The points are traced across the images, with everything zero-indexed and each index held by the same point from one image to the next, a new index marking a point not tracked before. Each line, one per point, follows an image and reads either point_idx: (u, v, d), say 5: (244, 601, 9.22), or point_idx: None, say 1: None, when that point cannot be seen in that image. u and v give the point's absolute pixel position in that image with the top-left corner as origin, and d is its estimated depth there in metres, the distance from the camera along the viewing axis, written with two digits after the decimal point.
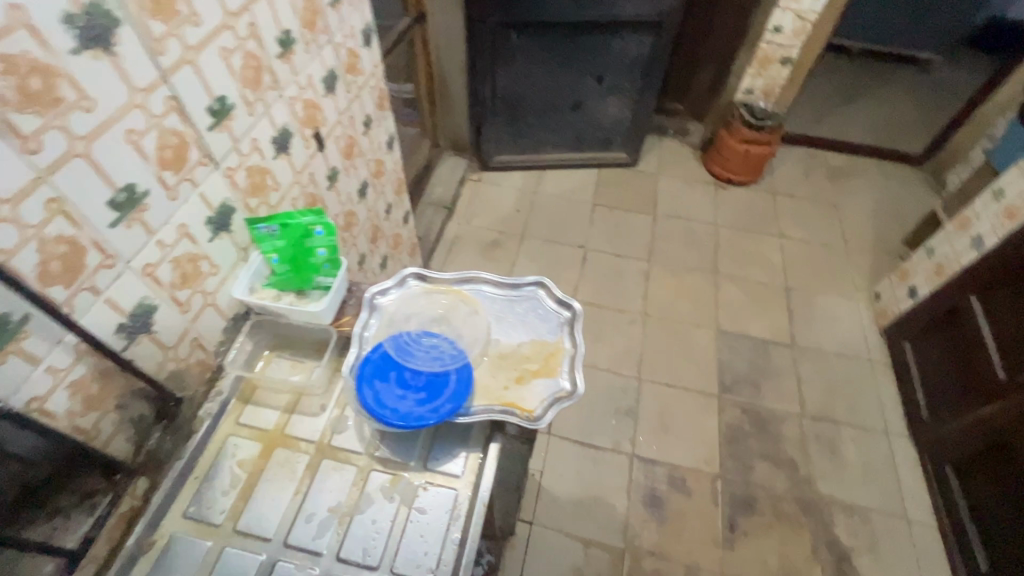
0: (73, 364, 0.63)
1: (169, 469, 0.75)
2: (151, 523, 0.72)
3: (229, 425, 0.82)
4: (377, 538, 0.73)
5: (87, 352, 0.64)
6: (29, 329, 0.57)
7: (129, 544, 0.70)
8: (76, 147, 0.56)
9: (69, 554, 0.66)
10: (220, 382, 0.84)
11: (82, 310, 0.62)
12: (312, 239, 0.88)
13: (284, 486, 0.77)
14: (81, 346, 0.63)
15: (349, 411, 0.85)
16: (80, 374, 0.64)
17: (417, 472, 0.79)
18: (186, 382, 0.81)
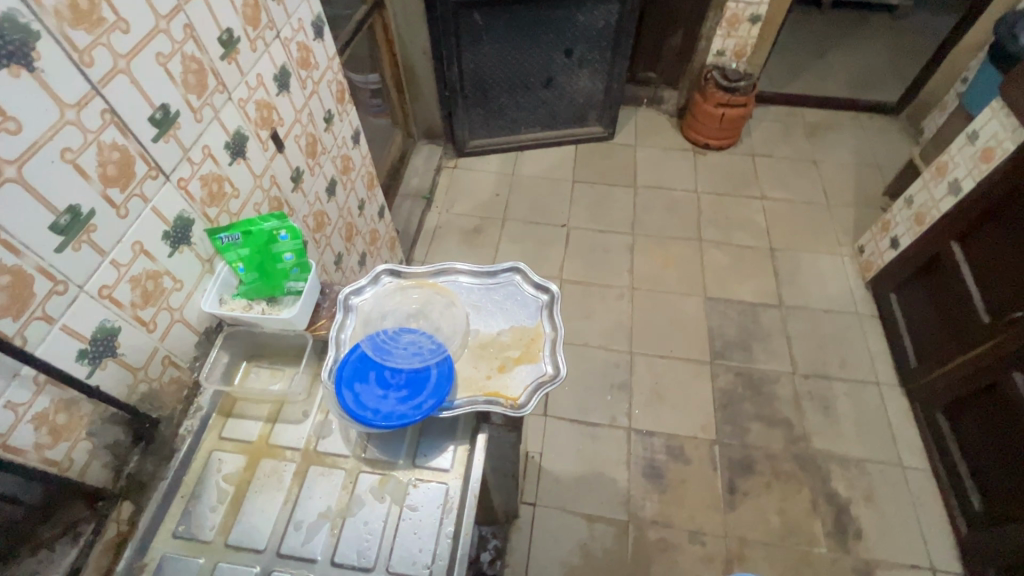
0: (35, 396, 0.61)
1: (153, 490, 0.74)
2: (140, 546, 0.71)
3: (212, 440, 0.81)
4: (370, 539, 0.73)
5: (48, 382, 0.62)
6: None
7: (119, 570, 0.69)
8: (5, 172, 0.54)
9: None
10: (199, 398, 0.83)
11: (36, 340, 0.60)
12: (277, 245, 0.85)
13: (272, 496, 0.76)
14: (41, 376, 0.61)
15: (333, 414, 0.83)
16: (44, 404, 0.62)
17: (407, 470, 0.78)
18: (162, 402, 0.80)
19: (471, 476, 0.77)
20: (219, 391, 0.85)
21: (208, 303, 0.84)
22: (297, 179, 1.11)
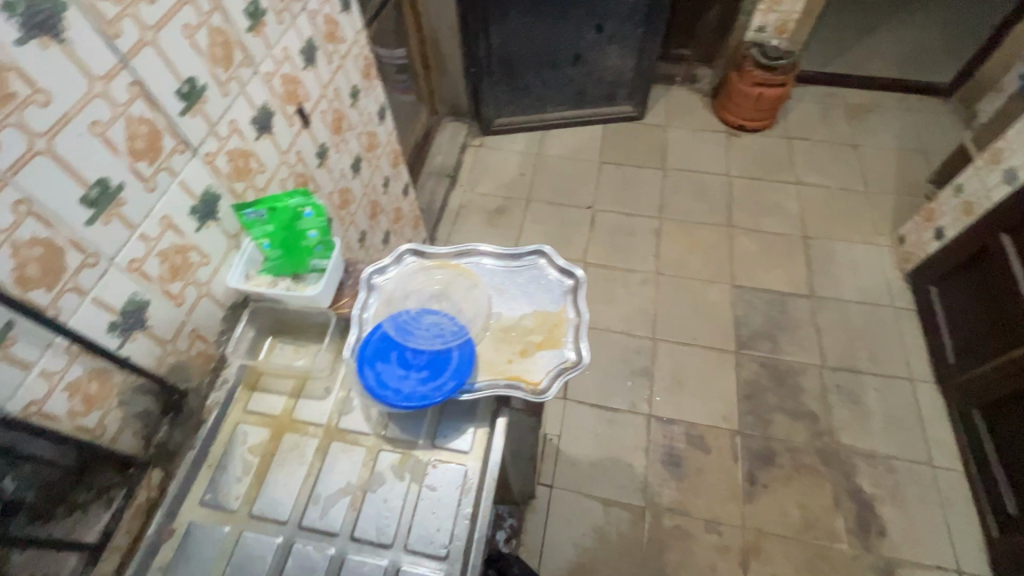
0: (68, 365, 0.63)
1: (182, 460, 0.77)
2: (168, 513, 0.73)
3: (237, 412, 0.82)
4: (389, 516, 0.74)
5: (81, 351, 0.64)
6: (15, 334, 0.56)
7: (150, 534, 0.72)
8: (37, 144, 0.54)
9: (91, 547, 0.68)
10: (225, 371, 0.85)
11: (69, 311, 0.61)
12: (301, 222, 0.86)
13: (295, 469, 0.77)
14: (74, 346, 0.63)
15: (355, 391, 0.84)
16: (77, 373, 0.64)
17: (426, 450, 0.79)
18: (190, 373, 0.82)
19: (491, 459, 0.77)
20: (244, 365, 0.86)
21: (233, 278, 0.85)
22: (322, 156, 1.10)
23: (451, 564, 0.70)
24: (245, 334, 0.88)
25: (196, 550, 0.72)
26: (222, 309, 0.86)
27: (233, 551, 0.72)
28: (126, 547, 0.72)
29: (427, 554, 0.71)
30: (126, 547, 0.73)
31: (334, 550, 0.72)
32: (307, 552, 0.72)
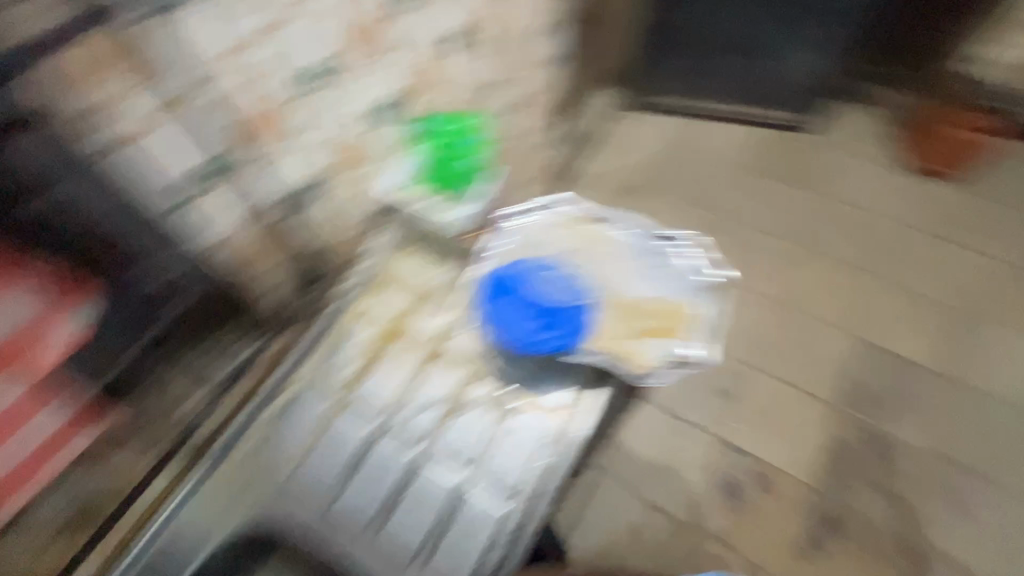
0: (254, 212, 0.78)
1: (308, 332, 0.84)
2: (286, 373, 0.81)
3: (359, 304, 0.86)
4: (468, 442, 0.77)
5: (265, 203, 0.78)
6: (230, 176, 0.73)
7: (270, 382, 0.81)
8: (277, 16, 0.65)
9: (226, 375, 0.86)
10: (359, 265, 0.89)
11: (269, 171, 0.76)
12: (460, 144, 0.90)
13: (397, 370, 0.83)
14: (263, 197, 0.78)
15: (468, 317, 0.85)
16: (259, 220, 0.80)
17: (517, 394, 0.80)
18: (331, 256, 0.91)
19: (576, 424, 0.77)
20: (380, 264, 0.89)
21: (381, 187, 0.90)
22: (504, 87, 1.07)
23: (513, 507, 0.72)
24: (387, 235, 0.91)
25: (298, 412, 0.80)
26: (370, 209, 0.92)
27: (326, 426, 0.79)
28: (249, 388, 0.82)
29: (492, 490, 0.73)
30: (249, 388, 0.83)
31: (411, 453, 0.77)
32: (387, 447, 0.77)
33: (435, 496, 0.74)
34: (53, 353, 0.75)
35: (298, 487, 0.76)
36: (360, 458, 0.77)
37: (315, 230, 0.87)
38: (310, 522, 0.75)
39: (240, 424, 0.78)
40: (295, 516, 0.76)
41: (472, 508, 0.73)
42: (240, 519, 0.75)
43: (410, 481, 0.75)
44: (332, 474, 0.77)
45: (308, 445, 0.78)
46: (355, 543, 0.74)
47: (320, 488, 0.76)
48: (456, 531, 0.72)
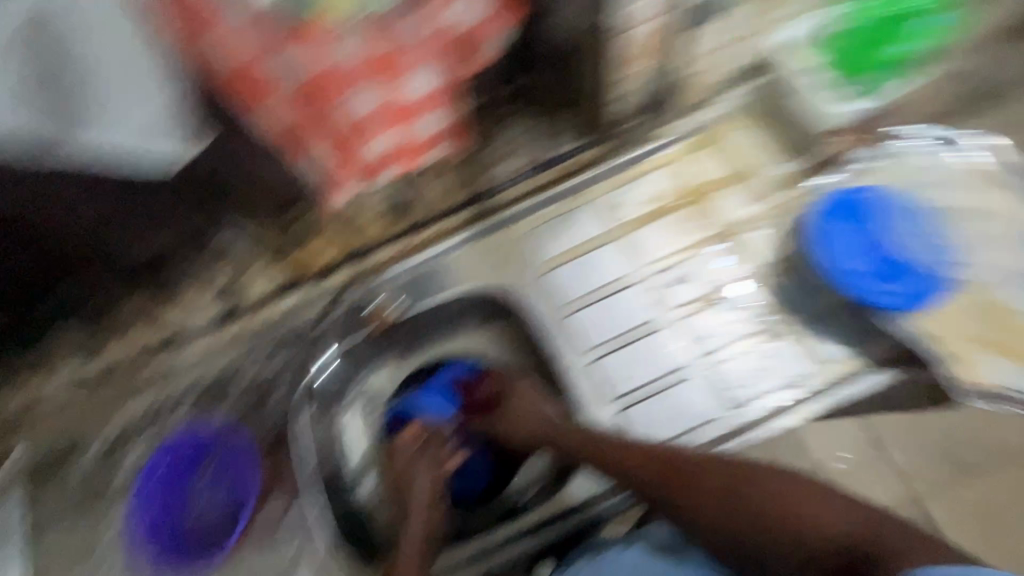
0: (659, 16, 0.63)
1: (619, 155, 0.82)
2: (582, 183, 0.81)
3: (676, 153, 0.82)
4: (717, 337, 0.76)
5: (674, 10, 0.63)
6: None
7: (566, 184, 0.81)
8: None
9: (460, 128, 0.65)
10: (696, 115, 0.82)
11: None
12: (901, 28, 0.76)
13: (680, 235, 0.80)
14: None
15: (786, 223, 0.79)
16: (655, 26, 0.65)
17: (791, 324, 0.76)
18: (681, 94, 0.78)
19: (838, 389, 0.73)
20: (720, 119, 0.82)
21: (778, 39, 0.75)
22: None
23: (734, 415, 0.72)
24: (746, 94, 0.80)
25: (576, 223, 0.80)
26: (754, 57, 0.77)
27: (594, 247, 0.80)
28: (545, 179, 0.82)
29: (723, 391, 0.73)
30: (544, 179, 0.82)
31: (656, 316, 0.77)
32: (637, 296, 0.78)
33: (666, 362, 0.75)
34: (442, 103, 0.65)
35: (550, 285, 0.79)
36: (616, 291, 0.78)
37: (696, 62, 0.73)
38: (541, 319, 0.78)
39: (526, 207, 0.81)
40: (533, 308, 0.79)
41: (696, 392, 0.74)
42: (492, 285, 0.80)
43: (650, 336, 0.77)
44: (586, 291, 0.79)
45: (571, 258, 0.80)
46: (572, 358, 0.77)
47: (569, 296, 0.79)
48: (670, 401, 0.74)
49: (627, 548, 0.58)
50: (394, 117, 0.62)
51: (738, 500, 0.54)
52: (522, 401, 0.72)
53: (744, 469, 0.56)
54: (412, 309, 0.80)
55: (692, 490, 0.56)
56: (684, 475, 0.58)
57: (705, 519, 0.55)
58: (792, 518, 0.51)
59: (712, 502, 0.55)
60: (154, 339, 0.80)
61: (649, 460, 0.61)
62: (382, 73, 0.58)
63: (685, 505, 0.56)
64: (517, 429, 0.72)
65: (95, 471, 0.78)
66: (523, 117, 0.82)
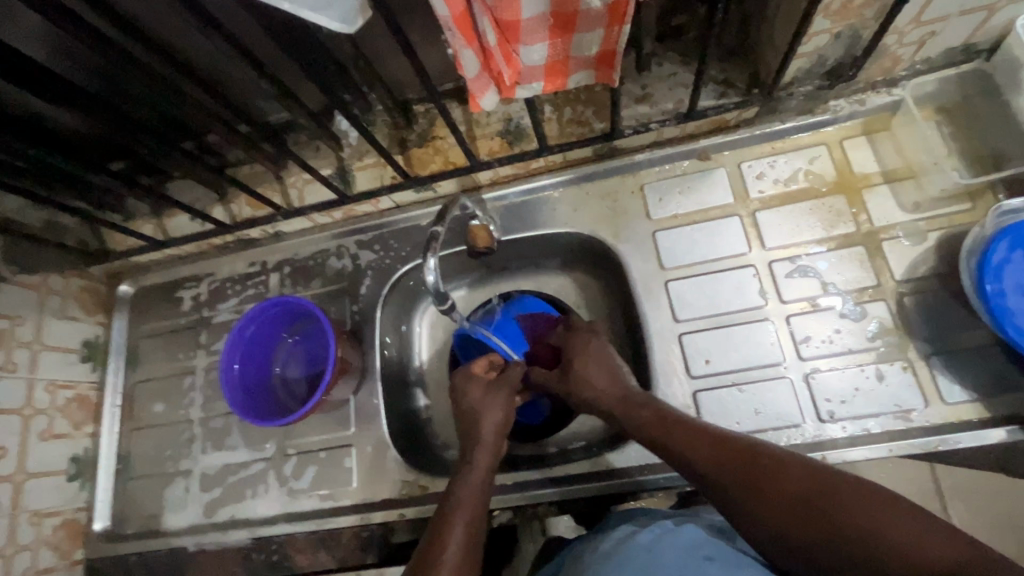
0: None
1: (771, 123, 0.76)
2: (721, 145, 0.78)
3: (835, 136, 0.76)
4: (825, 343, 0.70)
5: None
6: None
7: (702, 144, 0.78)
8: None
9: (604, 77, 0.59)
10: (875, 96, 0.74)
11: None
12: None
13: (816, 224, 0.74)
14: None
15: (939, 237, 0.71)
16: None
17: (917, 352, 0.68)
18: (869, 65, 0.69)
19: (949, 433, 0.65)
20: (895, 105, 0.74)
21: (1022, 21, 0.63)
22: None
23: (819, 429, 0.68)
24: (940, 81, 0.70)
25: (703, 187, 0.78)
26: (962, 41, 0.67)
27: (716, 217, 0.77)
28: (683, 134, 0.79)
29: (814, 401, 0.69)
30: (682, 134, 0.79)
31: (763, 303, 0.73)
32: (749, 277, 0.74)
33: (760, 355, 0.71)
34: (603, 72, 0.58)
35: (656, 245, 0.77)
36: (724, 268, 0.75)
37: (890, 35, 0.64)
38: (637, 277, 0.77)
39: (655, 158, 0.79)
40: (630, 264, 0.78)
41: (784, 395, 0.69)
42: (595, 230, 0.80)
43: (749, 324, 0.73)
44: (690, 259, 0.76)
45: (689, 224, 0.77)
46: (659, 324, 0.75)
47: (672, 261, 0.77)
48: (754, 395, 0.70)
49: (683, 525, 0.56)
50: (548, 75, 0.56)
51: (819, 508, 0.47)
52: (595, 355, 0.70)
53: (831, 476, 0.49)
54: (508, 234, 0.81)
55: (766, 491, 0.50)
56: (758, 472, 0.52)
57: (776, 524, 0.49)
58: (885, 537, 0.43)
59: (788, 506, 0.49)
60: (264, 212, 0.86)
61: (722, 451, 0.55)
62: (554, 30, 0.51)
63: (756, 507, 0.50)
64: (590, 388, 0.68)
65: (208, 306, 0.90)
66: (669, 58, 0.77)
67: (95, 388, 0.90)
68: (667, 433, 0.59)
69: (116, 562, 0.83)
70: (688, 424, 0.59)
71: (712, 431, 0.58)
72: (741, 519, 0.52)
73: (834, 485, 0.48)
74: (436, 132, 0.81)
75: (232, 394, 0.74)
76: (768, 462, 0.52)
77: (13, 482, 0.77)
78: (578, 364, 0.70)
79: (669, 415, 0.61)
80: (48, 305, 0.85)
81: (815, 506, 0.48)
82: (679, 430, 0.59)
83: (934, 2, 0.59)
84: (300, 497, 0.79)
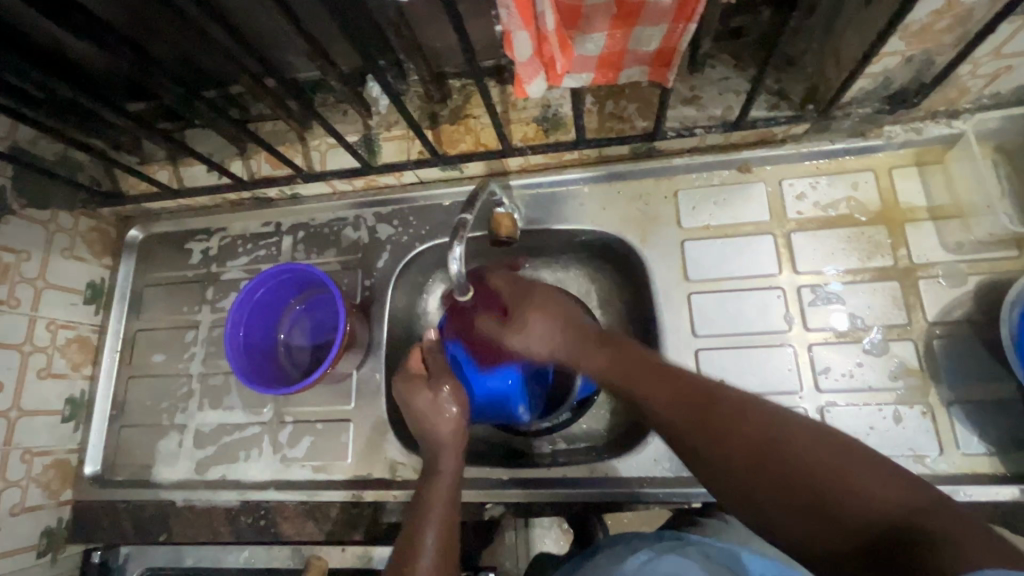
0: None
1: (819, 143, 0.73)
2: (765, 159, 0.75)
3: (883, 163, 0.73)
4: (844, 376, 0.69)
5: None
6: None
7: (743, 156, 0.75)
8: None
9: (657, 78, 0.56)
10: (933, 126, 0.70)
11: None
12: None
13: (853, 253, 0.71)
14: None
15: (979, 283, 0.68)
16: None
17: (938, 398, 0.66)
18: (935, 94, 0.66)
19: (960, 483, 0.64)
20: (953, 138, 0.70)
21: None
22: None
23: None
24: (1006, 119, 0.66)
25: (740, 200, 0.75)
26: None
27: (749, 233, 0.74)
28: (725, 143, 0.76)
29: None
30: (724, 143, 0.76)
31: (786, 326, 0.71)
32: (775, 298, 0.72)
33: (776, 381, 0.70)
34: (657, 69, 0.55)
35: (683, 255, 0.75)
36: (751, 287, 0.73)
37: (965, 64, 0.61)
38: (659, 286, 0.75)
39: (692, 164, 0.76)
40: (653, 270, 0.75)
41: None
42: (621, 232, 0.77)
43: (769, 348, 0.71)
44: (716, 273, 0.74)
45: (719, 237, 0.75)
46: (676, 336, 0.73)
47: (697, 273, 0.74)
48: None
49: (665, 554, 0.55)
50: (600, 67, 0.53)
51: (778, 462, 0.45)
52: (540, 304, 0.67)
53: (789, 427, 0.47)
54: (530, 226, 0.79)
55: (737, 458, 0.47)
56: (715, 415, 0.50)
57: (745, 489, 0.47)
58: (852, 500, 0.41)
59: (747, 468, 0.47)
60: (284, 172, 0.84)
61: (669, 393, 0.54)
62: (616, 20, 0.48)
63: (731, 471, 0.48)
64: (537, 330, 0.67)
65: (217, 262, 0.89)
66: (723, 61, 0.73)
67: (95, 331, 0.89)
68: (627, 378, 0.58)
69: (103, 507, 0.83)
70: (642, 366, 0.58)
71: (677, 380, 0.54)
72: (710, 481, 0.50)
73: (809, 445, 0.45)
74: (469, 110, 0.78)
75: (237, 358, 0.73)
76: (756, 413, 0.49)
77: (7, 418, 0.76)
78: (526, 312, 0.68)
79: (623, 358, 0.59)
80: (55, 243, 0.83)
81: (797, 478, 0.44)
82: (630, 374, 0.58)
83: (1019, 35, 0.56)
84: (293, 465, 0.79)
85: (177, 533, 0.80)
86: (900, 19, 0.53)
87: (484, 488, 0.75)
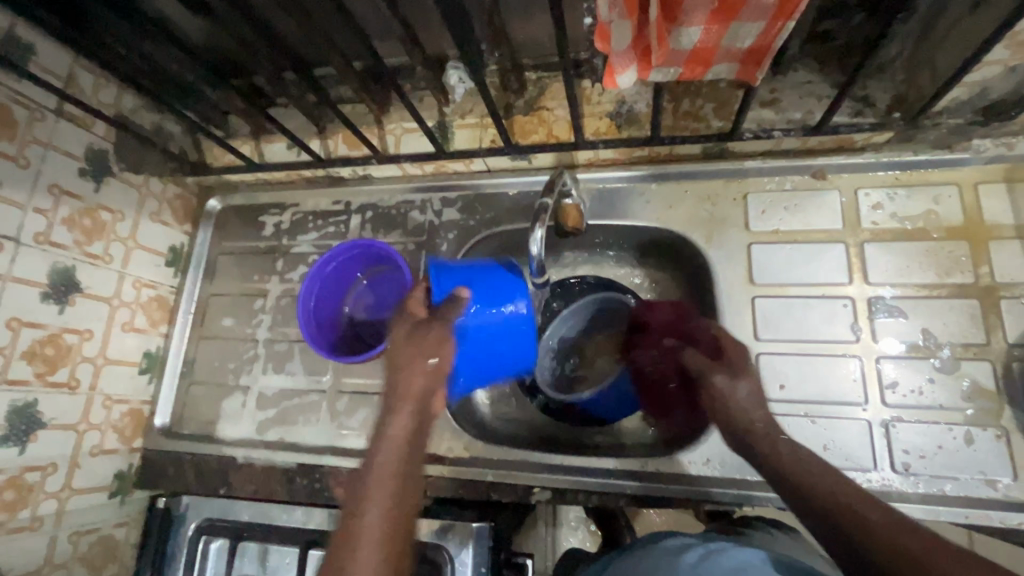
0: None
1: (900, 153, 0.72)
2: (841, 166, 0.74)
3: (969, 176, 0.70)
4: (913, 392, 0.67)
5: None
6: None
7: (818, 162, 0.74)
8: None
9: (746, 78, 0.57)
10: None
11: None
12: None
13: (930, 267, 0.69)
14: None
15: None
16: None
17: (1013, 422, 0.64)
18: None
19: None
20: None
21: None
22: None
23: (890, 478, 0.65)
24: None
25: (814, 206, 0.74)
26: None
27: (820, 240, 0.73)
28: (801, 148, 0.75)
29: (890, 450, 0.66)
30: (799, 148, 0.75)
31: (853, 336, 0.70)
32: (844, 308, 0.71)
33: (839, 391, 0.68)
34: (747, 68, 0.55)
35: (748, 258, 0.74)
36: (819, 294, 0.72)
37: None
38: (722, 287, 0.74)
39: (766, 168, 0.76)
40: (717, 270, 0.75)
41: (859, 436, 0.67)
42: (687, 231, 0.77)
43: (834, 357, 0.69)
44: (782, 279, 0.73)
45: (788, 242, 0.74)
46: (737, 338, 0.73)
47: (762, 277, 0.74)
48: (826, 430, 0.68)
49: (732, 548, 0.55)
50: (690, 61, 0.54)
51: None
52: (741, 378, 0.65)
53: None
54: (594, 220, 0.80)
55: None
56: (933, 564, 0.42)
57: None
58: None
59: None
60: (360, 153, 0.87)
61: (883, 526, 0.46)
62: (716, 15, 0.49)
63: None
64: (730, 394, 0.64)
65: (288, 236, 0.93)
66: (807, 65, 0.72)
67: (173, 292, 0.94)
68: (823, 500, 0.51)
69: (170, 457, 0.88)
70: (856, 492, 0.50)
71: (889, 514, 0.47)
72: None
73: None
74: (544, 102, 0.79)
75: (308, 327, 0.77)
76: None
77: (94, 364, 0.81)
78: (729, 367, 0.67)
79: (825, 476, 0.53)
80: (146, 206, 0.88)
81: None
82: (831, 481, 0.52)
83: None
84: (348, 434, 0.82)
85: (235, 488, 0.84)
86: (1010, 26, 0.52)
87: (528, 473, 0.76)
